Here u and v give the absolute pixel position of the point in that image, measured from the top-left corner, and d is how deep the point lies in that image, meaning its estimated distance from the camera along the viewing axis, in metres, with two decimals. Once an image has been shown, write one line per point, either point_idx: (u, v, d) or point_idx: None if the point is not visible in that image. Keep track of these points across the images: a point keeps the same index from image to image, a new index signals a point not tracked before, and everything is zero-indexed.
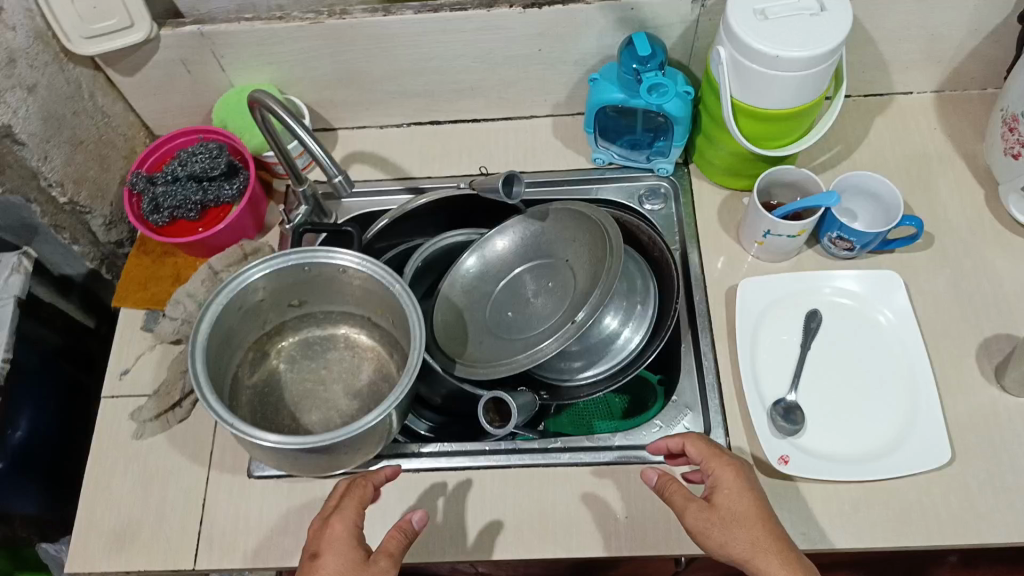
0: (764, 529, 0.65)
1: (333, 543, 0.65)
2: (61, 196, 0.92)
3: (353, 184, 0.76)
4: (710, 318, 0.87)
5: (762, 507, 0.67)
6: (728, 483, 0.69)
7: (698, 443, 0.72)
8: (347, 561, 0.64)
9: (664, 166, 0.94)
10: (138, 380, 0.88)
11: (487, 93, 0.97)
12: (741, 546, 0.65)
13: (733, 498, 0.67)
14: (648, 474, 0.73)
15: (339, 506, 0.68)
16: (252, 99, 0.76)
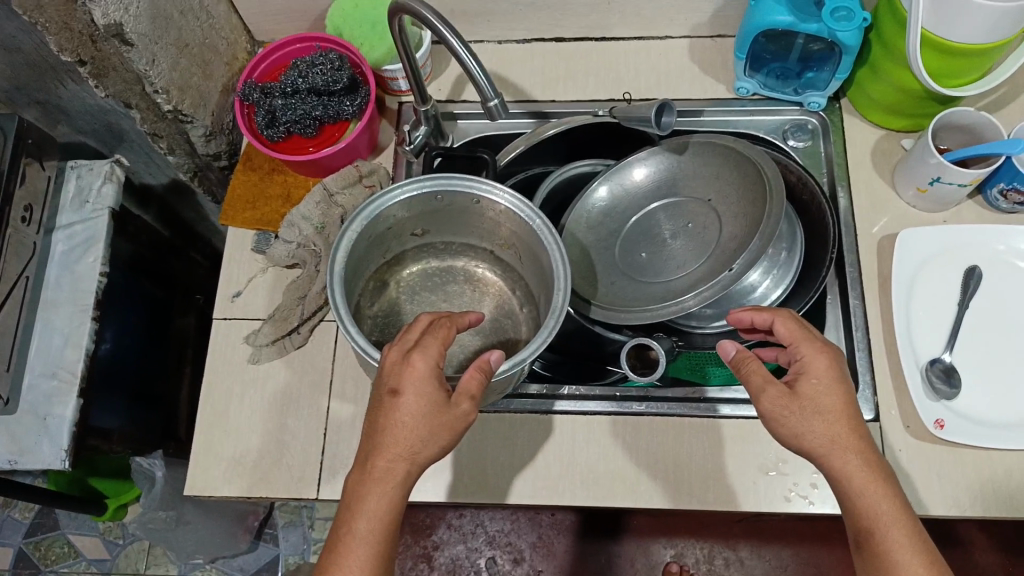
0: (847, 426, 0.60)
1: (416, 383, 0.60)
2: (166, 103, 0.85)
3: (507, 111, 0.70)
4: (860, 270, 0.82)
5: (848, 399, 0.61)
6: (818, 372, 0.61)
7: (790, 324, 0.65)
8: (429, 404, 0.59)
9: (816, 101, 0.85)
10: (250, 304, 0.84)
11: (624, 9, 0.88)
12: (820, 439, 0.59)
13: (820, 390, 0.61)
14: (726, 346, 0.65)
15: (419, 339, 0.62)
16: (396, 6, 0.69)
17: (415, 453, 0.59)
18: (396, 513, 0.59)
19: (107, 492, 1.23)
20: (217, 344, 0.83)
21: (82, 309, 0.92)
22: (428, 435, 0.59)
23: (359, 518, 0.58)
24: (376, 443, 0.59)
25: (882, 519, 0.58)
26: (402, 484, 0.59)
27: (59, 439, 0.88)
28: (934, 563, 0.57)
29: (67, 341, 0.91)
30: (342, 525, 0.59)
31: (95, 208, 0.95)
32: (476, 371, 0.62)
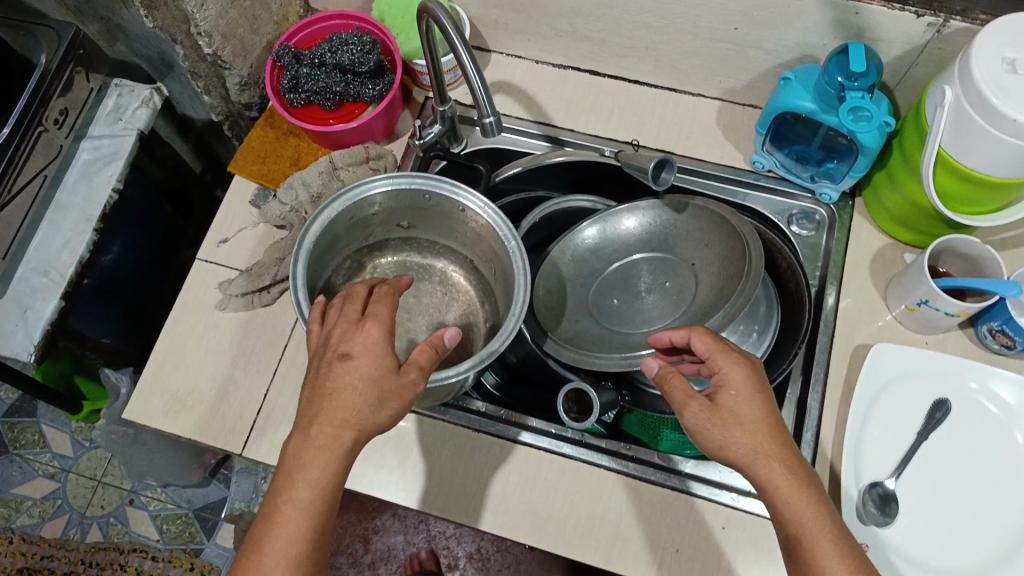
0: (768, 435, 0.59)
1: (368, 345, 0.59)
2: (206, 46, 0.89)
3: (500, 130, 0.71)
4: (828, 373, 0.79)
5: (768, 412, 0.61)
6: (736, 384, 0.62)
7: (705, 337, 0.66)
8: (380, 366, 0.58)
9: (828, 193, 0.84)
10: (233, 254, 0.87)
11: (660, 58, 0.88)
12: (743, 451, 0.59)
13: (740, 401, 0.61)
14: (648, 363, 0.67)
15: (369, 307, 0.62)
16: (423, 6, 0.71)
17: (362, 420, 0.57)
18: (336, 487, 0.56)
19: (86, 395, 1.25)
20: (194, 282, 0.86)
21: (88, 221, 0.97)
22: (378, 400, 0.58)
23: (299, 485, 0.54)
24: (323, 410, 0.57)
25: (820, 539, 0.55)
26: (347, 452, 0.56)
27: (32, 332, 0.92)
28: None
29: (66, 246, 0.96)
30: (278, 497, 0.55)
31: (126, 126, 1.00)
32: (427, 345, 0.62)
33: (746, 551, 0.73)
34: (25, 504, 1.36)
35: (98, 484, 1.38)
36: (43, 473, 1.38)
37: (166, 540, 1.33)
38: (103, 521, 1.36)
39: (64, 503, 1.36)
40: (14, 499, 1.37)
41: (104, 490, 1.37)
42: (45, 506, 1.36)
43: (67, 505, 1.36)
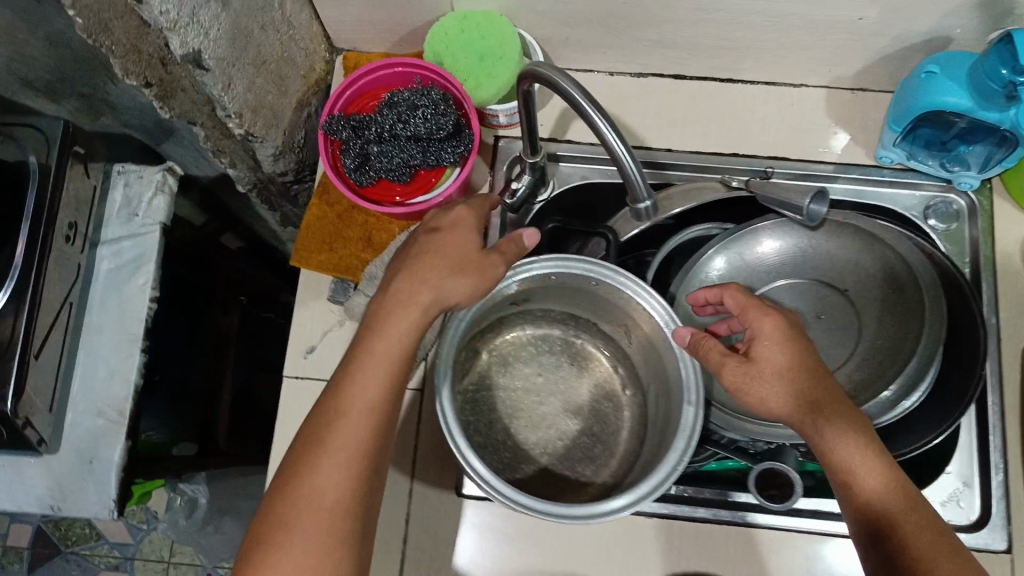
0: (809, 384, 0.59)
1: (458, 224, 0.63)
2: (236, 127, 0.74)
3: (656, 210, 0.64)
4: (1003, 381, 0.74)
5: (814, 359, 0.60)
6: (769, 336, 0.61)
7: (737, 295, 0.64)
8: (463, 243, 0.61)
9: (967, 181, 0.77)
10: (325, 362, 0.77)
11: (762, 54, 0.77)
12: (787, 408, 0.59)
13: (775, 354, 0.60)
14: (681, 333, 0.64)
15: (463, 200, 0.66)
16: (526, 74, 0.60)
17: (438, 287, 0.59)
18: (408, 353, 0.59)
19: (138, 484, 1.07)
20: (287, 405, 0.76)
21: (130, 340, 0.84)
22: (453, 271, 0.60)
23: (376, 340, 0.58)
24: (405, 273, 0.60)
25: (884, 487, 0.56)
26: (420, 315, 0.59)
27: (106, 487, 0.81)
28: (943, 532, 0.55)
29: (113, 375, 0.83)
30: (358, 350, 0.58)
31: (145, 223, 0.85)
32: (509, 240, 0.63)
33: None
34: None
35: (168, 565, 1.34)
36: (105, 565, 1.35)
37: None
38: None
39: None
40: None
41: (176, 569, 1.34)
42: None
43: None
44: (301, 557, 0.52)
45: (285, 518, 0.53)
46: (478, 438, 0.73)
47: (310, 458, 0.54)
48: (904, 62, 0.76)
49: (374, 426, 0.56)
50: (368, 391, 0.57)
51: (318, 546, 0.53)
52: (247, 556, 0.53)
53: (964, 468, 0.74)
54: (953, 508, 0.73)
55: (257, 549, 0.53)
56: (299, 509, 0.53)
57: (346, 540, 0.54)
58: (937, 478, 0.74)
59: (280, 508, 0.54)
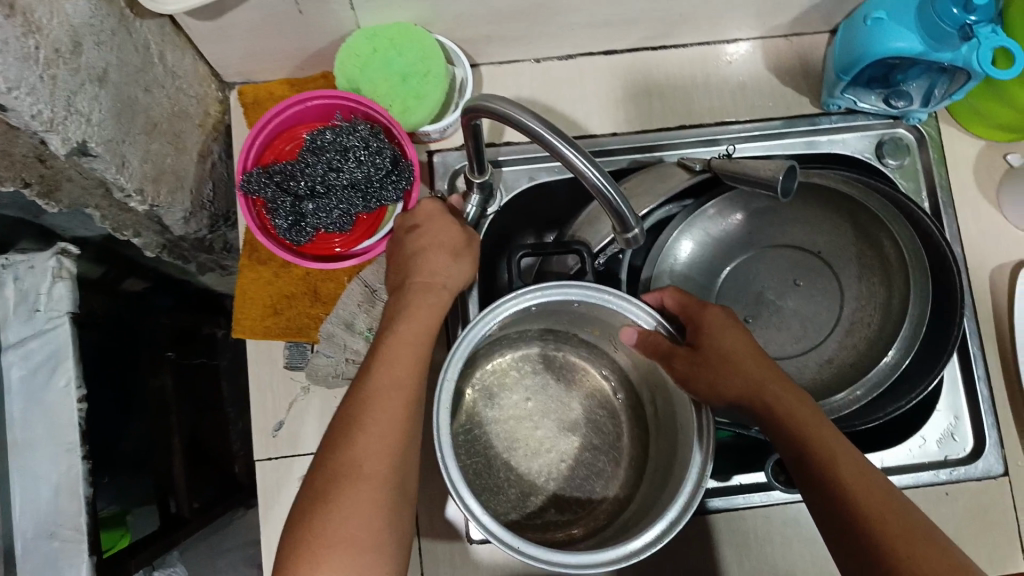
0: (754, 363, 0.58)
1: (434, 212, 0.63)
2: (140, 205, 0.66)
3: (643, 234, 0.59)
4: (976, 309, 0.76)
5: (750, 344, 0.59)
6: (712, 322, 0.61)
7: (678, 294, 0.64)
8: (450, 225, 0.63)
9: (918, 115, 0.76)
10: (299, 436, 0.70)
11: (695, 18, 0.72)
12: (737, 387, 0.58)
13: (715, 338, 0.60)
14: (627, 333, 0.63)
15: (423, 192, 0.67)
16: (472, 107, 0.54)
17: (443, 279, 0.60)
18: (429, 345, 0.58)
19: None
20: (268, 491, 0.69)
21: (67, 450, 0.74)
22: (451, 254, 0.61)
23: (400, 325, 0.57)
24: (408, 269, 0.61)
25: (825, 446, 0.53)
26: (436, 303, 0.59)
27: None
28: (887, 484, 0.51)
29: (58, 492, 0.74)
30: (385, 335, 0.57)
31: (49, 316, 0.75)
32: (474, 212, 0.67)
33: (964, 521, 0.73)
34: None
35: None
36: None
37: None
38: None
39: None
40: None
41: None
42: None
43: None
44: (347, 521, 0.49)
45: (328, 492, 0.50)
46: (479, 482, 0.69)
47: (350, 428, 0.52)
48: (838, 5, 0.73)
49: (409, 403, 0.54)
50: (398, 375, 0.55)
51: (364, 512, 0.50)
52: (295, 531, 0.50)
53: (953, 402, 0.76)
54: (948, 443, 0.75)
55: (302, 525, 0.50)
56: (342, 480, 0.51)
57: (390, 509, 0.51)
58: (930, 417, 0.76)
59: (325, 481, 0.51)
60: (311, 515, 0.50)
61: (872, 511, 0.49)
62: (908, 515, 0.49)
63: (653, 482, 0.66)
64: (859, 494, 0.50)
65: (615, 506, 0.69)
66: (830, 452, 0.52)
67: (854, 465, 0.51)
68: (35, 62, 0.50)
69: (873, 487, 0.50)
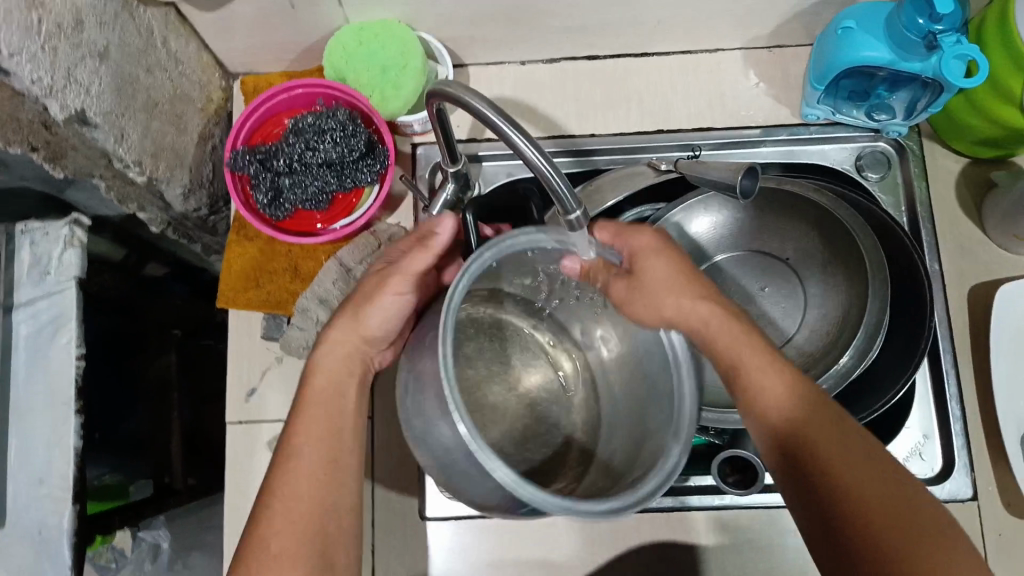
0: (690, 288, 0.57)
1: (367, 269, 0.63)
2: (138, 176, 0.70)
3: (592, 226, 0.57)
4: (951, 327, 0.74)
5: (685, 268, 0.59)
6: (647, 249, 0.59)
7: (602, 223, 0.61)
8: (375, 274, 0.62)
9: (896, 129, 0.76)
10: (269, 403, 0.74)
11: (674, 25, 0.75)
12: (673, 313, 0.57)
13: (653, 265, 0.58)
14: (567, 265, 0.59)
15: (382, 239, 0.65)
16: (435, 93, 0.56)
17: (361, 329, 0.61)
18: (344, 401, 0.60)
19: None
20: (236, 453, 0.73)
21: (65, 404, 0.80)
22: (367, 299, 0.61)
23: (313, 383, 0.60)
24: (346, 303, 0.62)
25: (796, 421, 0.52)
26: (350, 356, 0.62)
27: (59, 554, 0.78)
28: (829, 406, 0.52)
29: (51, 442, 0.80)
30: (294, 410, 0.60)
31: (59, 279, 0.81)
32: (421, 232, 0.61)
33: None
34: None
35: None
36: None
37: None
38: None
39: None
40: None
41: None
42: None
43: None
44: None
45: (263, 519, 0.55)
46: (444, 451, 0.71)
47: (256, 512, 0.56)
48: (819, 17, 0.74)
49: (324, 466, 0.57)
50: (324, 417, 0.59)
51: None
52: None
53: (924, 421, 0.74)
54: (916, 463, 0.73)
55: None
56: (257, 557, 0.54)
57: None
58: (899, 433, 0.74)
59: (240, 561, 0.55)
60: (247, 547, 0.55)
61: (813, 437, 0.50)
62: (854, 436, 0.50)
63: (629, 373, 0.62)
64: (805, 424, 0.51)
65: (589, 456, 0.61)
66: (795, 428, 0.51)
67: (797, 392, 0.53)
68: (35, 33, 0.53)
69: (848, 456, 0.49)
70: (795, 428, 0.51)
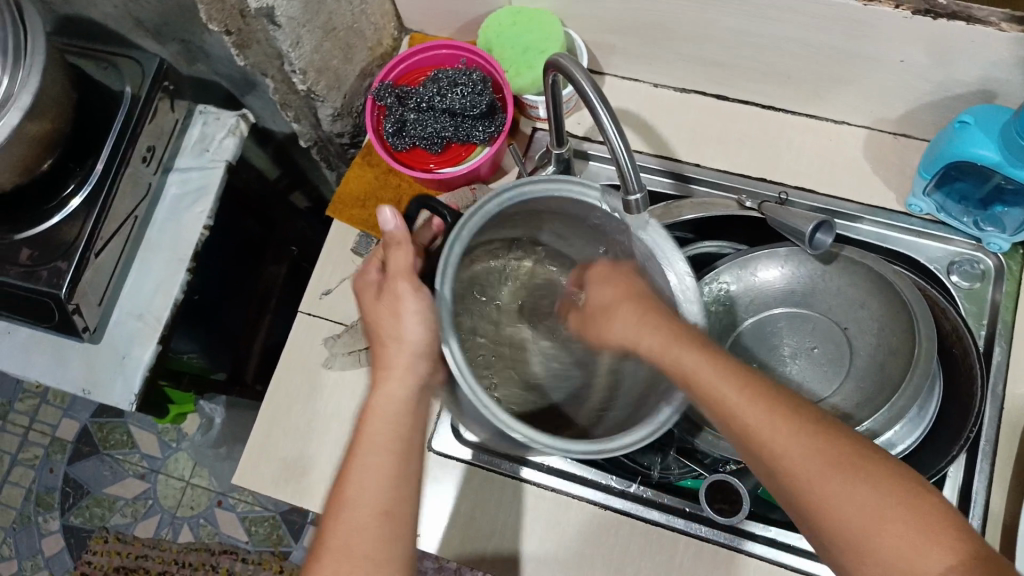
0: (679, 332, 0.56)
1: (371, 301, 0.66)
2: (300, 84, 0.82)
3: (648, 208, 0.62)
4: (998, 447, 0.72)
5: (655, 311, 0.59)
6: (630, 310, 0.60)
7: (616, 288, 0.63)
8: (383, 296, 0.65)
9: (996, 242, 0.75)
10: (336, 306, 0.83)
11: (801, 85, 0.78)
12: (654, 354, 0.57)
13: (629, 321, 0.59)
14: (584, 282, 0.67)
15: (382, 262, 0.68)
16: (550, 63, 0.62)
17: (403, 337, 0.63)
18: (410, 417, 0.61)
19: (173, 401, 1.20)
20: (297, 338, 0.82)
21: (178, 259, 0.94)
22: (393, 317, 0.64)
23: (376, 403, 0.62)
24: (375, 331, 0.65)
25: (770, 447, 0.49)
26: (412, 368, 0.63)
27: (131, 382, 0.92)
28: (796, 415, 0.50)
29: (159, 288, 0.93)
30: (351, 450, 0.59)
31: (213, 158, 0.95)
32: (403, 246, 0.65)
33: None
34: (117, 504, 1.41)
35: (187, 484, 1.40)
36: (133, 473, 1.42)
37: (255, 542, 1.35)
38: (194, 522, 1.38)
39: (155, 504, 1.40)
40: (106, 498, 1.41)
41: (193, 490, 1.40)
42: (137, 506, 1.41)
43: (159, 505, 1.40)
44: None
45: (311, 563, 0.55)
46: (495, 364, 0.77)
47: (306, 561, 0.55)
48: (946, 113, 0.75)
49: (386, 504, 0.57)
50: (385, 464, 0.58)
51: None
52: None
53: None
54: None
55: None
56: None
57: None
58: None
59: None
60: None
61: (788, 467, 0.49)
62: (829, 445, 0.48)
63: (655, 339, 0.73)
64: (772, 450, 0.49)
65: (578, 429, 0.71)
66: (770, 440, 0.49)
67: (757, 416, 0.50)
68: None
69: (825, 478, 0.47)
70: (774, 438, 0.49)
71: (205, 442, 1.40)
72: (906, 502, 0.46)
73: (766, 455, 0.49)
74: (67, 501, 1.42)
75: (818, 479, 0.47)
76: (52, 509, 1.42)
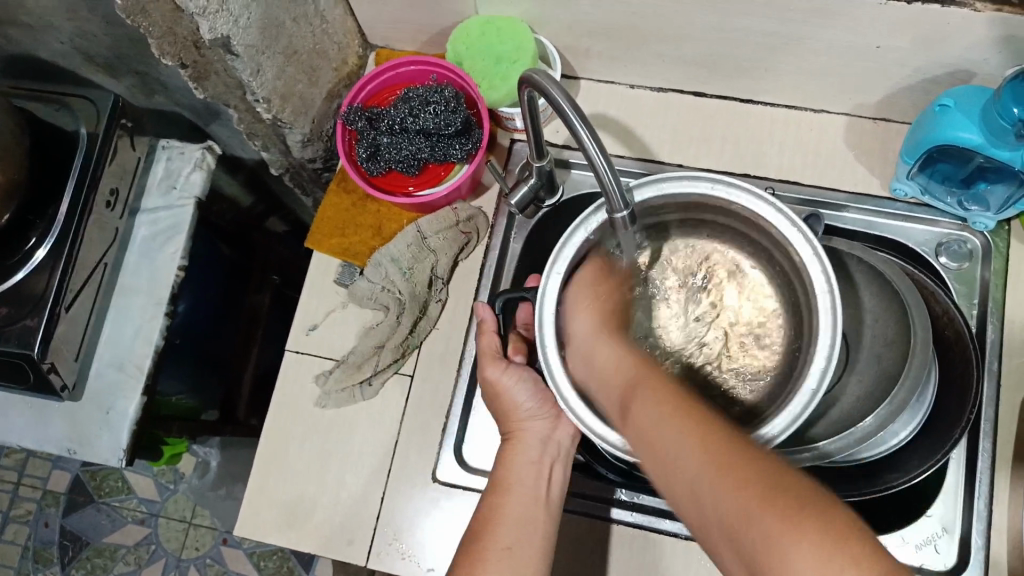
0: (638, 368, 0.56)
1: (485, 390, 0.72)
2: (265, 112, 0.78)
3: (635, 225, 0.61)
4: (998, 427, 0.72)
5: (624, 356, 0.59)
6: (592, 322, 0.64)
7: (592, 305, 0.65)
8: (488, 383, 0.71)
9: (983, 222, 0.75)
10: (325, 341, 0.81)
11: (779, 77, 0.77)
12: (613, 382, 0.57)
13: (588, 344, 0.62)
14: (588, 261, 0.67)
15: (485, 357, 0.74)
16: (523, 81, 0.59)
17: (517, 408, 0.69)
18: (536, 476, 0.66)
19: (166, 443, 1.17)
20: (287, 377, 0.80)
21: (156, 302, 0.91)
22: (500, 397, 0.70)
23: (501, 467, 0.67)
24: (500, 413, 0.71)
25: (689, 465, 0.46)
26: (525, 433, 0.68)
27: (118, 435, 0.89)
28: (725, 439, 0.46)
29: (139, 335, 0.90)
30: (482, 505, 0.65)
31: (182, 195, 0.92)
32: (488, 331, 0.72)
33: None
34: (118, 552, 1.38)
35: (189, 525, 1.37)
36: (132, 519, 1.39)
37: None
38: (200, 562, 1.36)
39: (158, 548, 1.37)
40: (107, 547, 1.38)
41: (196, 531, 1.37)
42: (140, 552, 1.38)
43: (162, 549, 1.37)
44: None
45: None
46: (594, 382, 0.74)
47: None
48: (926, 95, 0.75)
49: (516, 546, 0.61)
50: (510, 509, 0.63)
51: None
52: None
53: (947, 513, 0.72)
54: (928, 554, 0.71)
55: None
56: None
57: None
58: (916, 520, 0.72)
59: None
60: None
61: (705, 484, 0.45)
62: (752, 462, 0.44)
63: (757, 332, 0.70)
64: (690, 467, 0.46)
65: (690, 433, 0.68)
66: (684, 462, 0.46)
67: (679, 434, 0.48)
68: None
69: (735, 490, 0.43)
70: (676, 441, 0.48)
71: (204, 485, 1.37)
72: (822, 523, 0.40)
73: (686, 473, 0.46)
74: (66, 554, 1.39)
75: (726, 492, 0.43)
76: (51, 564, 1.38)
